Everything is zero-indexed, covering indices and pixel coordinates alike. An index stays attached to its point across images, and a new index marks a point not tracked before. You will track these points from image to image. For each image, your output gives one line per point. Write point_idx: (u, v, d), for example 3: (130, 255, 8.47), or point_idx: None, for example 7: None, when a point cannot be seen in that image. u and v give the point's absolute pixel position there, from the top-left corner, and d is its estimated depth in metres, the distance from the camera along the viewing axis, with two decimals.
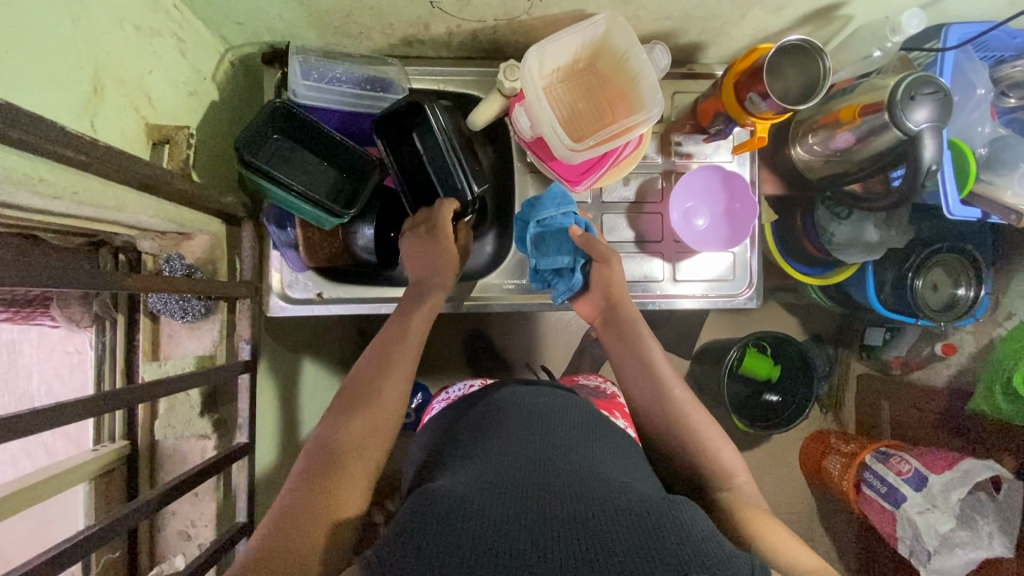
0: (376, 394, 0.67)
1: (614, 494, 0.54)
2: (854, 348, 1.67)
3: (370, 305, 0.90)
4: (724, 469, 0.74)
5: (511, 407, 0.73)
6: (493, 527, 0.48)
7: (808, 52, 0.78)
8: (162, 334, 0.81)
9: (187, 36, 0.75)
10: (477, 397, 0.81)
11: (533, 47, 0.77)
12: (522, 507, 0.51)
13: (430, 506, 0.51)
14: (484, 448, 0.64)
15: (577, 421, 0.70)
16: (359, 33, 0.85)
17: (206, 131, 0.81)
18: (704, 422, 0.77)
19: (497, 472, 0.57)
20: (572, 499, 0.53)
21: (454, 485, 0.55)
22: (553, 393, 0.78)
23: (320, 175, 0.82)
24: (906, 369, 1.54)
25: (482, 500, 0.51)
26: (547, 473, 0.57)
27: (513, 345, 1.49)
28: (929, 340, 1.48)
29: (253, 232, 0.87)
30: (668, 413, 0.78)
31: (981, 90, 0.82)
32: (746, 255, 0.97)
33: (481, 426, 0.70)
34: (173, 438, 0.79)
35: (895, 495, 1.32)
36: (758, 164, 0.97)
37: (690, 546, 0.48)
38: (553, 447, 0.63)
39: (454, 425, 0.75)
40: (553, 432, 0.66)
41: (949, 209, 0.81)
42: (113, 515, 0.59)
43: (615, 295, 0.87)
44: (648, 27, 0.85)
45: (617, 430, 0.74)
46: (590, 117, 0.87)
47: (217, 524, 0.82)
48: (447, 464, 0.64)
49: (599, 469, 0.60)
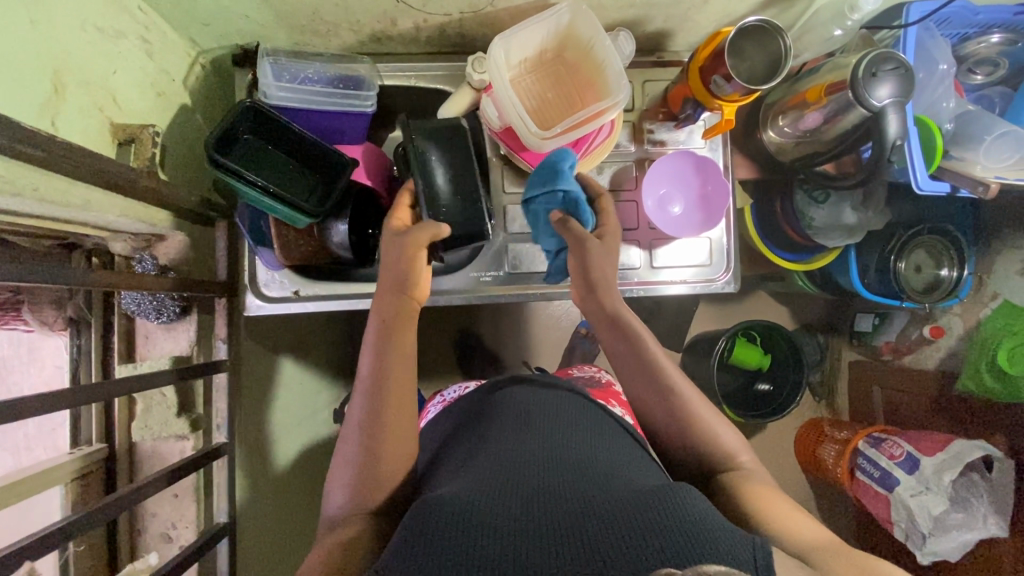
0: (377, 435, 0.65)
1: (614, 496, 0.54)
2: (844, 335, 1.67)
3: (346, 301, 0.90)
4: (725, 450, 0.70)
5: (511, 408, 0.73)
6: (496, 538, 0.49)
7: (769, 32, 0.78)
8: (138, 335, 0.81)
9: (154, 38, 0.76)
10: (479, 399, 0.80)
11: (497, 38, 0.78)
12: (521, 515, 0.52)
13: (432, 518, 0.52)
14: (486, 452, 0.65)
15: (578, 419, 0.71)
16: (327, 31, 0.86)
17: (177, 132, 0.81)
18: (700, 403, 0.73)
19: (497, 480, 0.58)
20: (574, 503, 0.53)
21: (453, 493, 0.56)
22: (554, 388, 0.79)
23: (291, 176, 0.82)
24: (897, 355, 1.54)
25: (483, 508, 0.52)
26: (547, 477, 0.58)
27: (502, 344, 1.49)
28: (918, 323, 1.48)
29: (227, 232, 0.87)
30: (671, 403, 0.72)
31: (945, 65, 0.82)
32: (723, 240, 0.97)
33: (483, 430, 0.71)
34: (152, 439, 0.80)
35: (888, 478, 1.32)
36: (731, 149, 0.98)
37: (694, 540, 0.48)
38: (554, 449, 0.63)
39: (460, 429, 0.75)
40: (558, 433, 0.67)
41: (919, 184, 0.81)
42: (82, 512, 0.59)
43: (595, 275, 0.76)
44: (613, 15, 0.86)
45: (617, 424, 0.75)
46: (559, 106, 0.87)
47: (198, 525, 0.82)
48: (451, 471, 0.65)
49: (600, 470, 0.60)
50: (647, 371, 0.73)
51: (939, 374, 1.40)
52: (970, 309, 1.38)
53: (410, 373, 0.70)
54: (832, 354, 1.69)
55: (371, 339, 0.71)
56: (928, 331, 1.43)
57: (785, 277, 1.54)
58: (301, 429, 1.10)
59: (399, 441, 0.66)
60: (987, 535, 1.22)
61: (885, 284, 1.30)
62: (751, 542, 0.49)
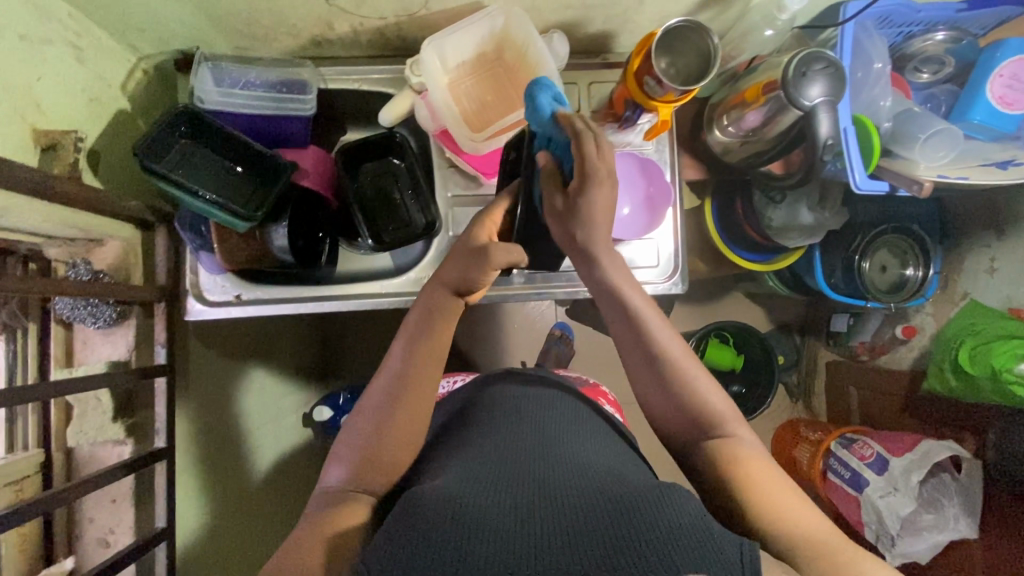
0: (389, 417, 0.66)
1: (600, 492, 0.55)
2: (821, 336, 1.63)
3: (287, 304, 0.90)
4: (716, 418, 0.68)
5: (502, 409, 0.75)
6: (480, 527, 0.50)
7: (699, 30, 0.77)
8: (75, 341, 0.81)
9: (87, 45, 0.76)
10: (474, 398, 0.83)
11: (427, 41, 0.79)
12: (509, 510, 0.52)
13: (417, 507, 0.52)
14: (475, 451, 0.66)
15: (568, 421, 0.73)
16: (266, 35, 0.86)
17: (115, 138, 0.82)
18: (692, 384, 0.69)
19: (486, 477, 0.59)
20: (561, 497, 0.54)
21: (441, 487, 0.57)
22: (544, 390, 0.80)
23: (226, 181, 0.83)
24: (873, 354, 1.48)
25: (467, 501, 0.53)
26: (535, 474, 0.59)
27: (471, 347, 1.49)
28: (891, 324, 1.43)
29: (166, 238, 0.87)
30: (660, 371, 0.69)
31: (880, 64, 0.83)
32: (670, 243, 0.96)
33: (474, 429, 0.72)
34: (89, 443, 0.80)
35: (858, 479, 1.30)
36: (678, 150, 0.98)
37: (678, 534, 0.48)
38: (544, 448, 0.64)
39: (455, 428, 0.77)
40: (548, 434, 0.68)
41: (857, 184, 0.80)
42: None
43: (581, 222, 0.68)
44: (551, 17, 0.86)
45: (607, 428, 0.76)
46: (499, 108, 0.87)
47: (136, 529, 0.82)
48: (440, 465, 0.66)
49: (587, 467, 0.61)
50: (638, 344, 0.70)
51: (908, 374, 1.37)
52: (941, 307, 1.33)
53: (437, 364, 0.70)
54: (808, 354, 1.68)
55: (409, 327, 0.72)
56: (900, 331, 1.39)
57: (755, 277, 1.54)
58: (256, 433, 1.09)
59: (412, 425, 0.67)
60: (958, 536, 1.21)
61: (851, 285, 1.28)
62: (738, 541, 0.49)
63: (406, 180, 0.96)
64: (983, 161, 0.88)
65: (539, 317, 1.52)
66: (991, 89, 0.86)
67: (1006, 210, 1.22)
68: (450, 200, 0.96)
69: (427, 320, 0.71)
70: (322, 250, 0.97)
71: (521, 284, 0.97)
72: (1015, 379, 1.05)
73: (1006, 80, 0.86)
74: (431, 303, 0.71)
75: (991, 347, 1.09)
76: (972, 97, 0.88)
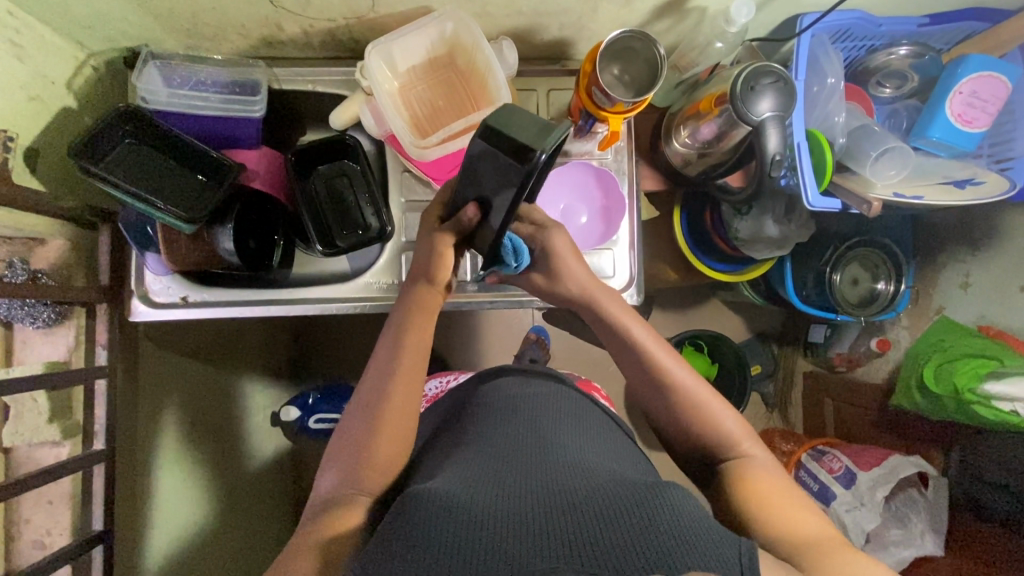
0: (377, 419, 0.68)
1: (601, 487, 0.57)
2: (799, 345, 1.56)
3: (230, 307, 0.90)
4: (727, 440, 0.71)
5: (504, 401, 0.77)
6: (484, 527, 0.51)
7: (639, 36, 0.77)
8: (14, 341, 0.79)
9: (28, 42, 0.75)
10: (470, 391, 0.86)
11: (374, 44, 0.78)
12: (511, 507, 0.54)
13: (419, 506, 0.54)
14: (474, 449, 0.68)
15: (562, 414, 0.75)
16: (216, 34, 0.86)
17: (56, 135, 0.80)
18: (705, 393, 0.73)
19: (486, 475, 0.61)
20: (561, 491, 0.57)
21: (441, 485, 0.58)
22: (536, 380, 0.83)
23: (168, 178, 0.83)
24: (849, 366, 1.44)
25: (468, 499, 0.55)
26: (534, 472, 0.61)
27: (441, 349, 1.48)
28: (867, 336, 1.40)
29: (110, 233, 0.86)
30: (670, 398, 0.73)
31: (833, 79, 0.83)
32: (625, 253, 0.95)
33: (474, 423, 0.75)
34: (26, 444, 0.79)
35: (825, 493, 1.26)
36: (635, 159, 0.97)
37: (676, 531, 0.51)
38: (542, 444, 0.67)
39: (449, 427, 0.79)
40: (543, 430, 0.70)
41: (808, 200, 0.79)
42: None
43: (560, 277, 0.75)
44: (503, 23, 0.86)
45: (597, 418, 0.79)
46: (450, 114, 0.85)
47: (73, 531, 0.81)
48: (441, 464, 0.67)
49: (585, 465, 0.63)
50: (640, 370, 0.75)
51: (883, 389, 1.34)
52: (916, 321, 1.31)
53: (422, 359, 0.73)
54: (785, 364, 1.59)
55: (392, 327, 0.74)
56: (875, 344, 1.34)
57: (730, 286, 1.51)
58: (209, 434, 1.07)
59: (385, 429, 0.68)
60: (923, 552, 1.16)
61: (823, 298, 1.25)
62: (737, 542, 0.53)
63: (361, 183, 0.94)
64: (942, 180, 0.87)
65: (512, 323, 1.50)
66: (951, 107, 0.84)
67: (982, 227, 1.19)
68: (405, 206, 0.96)
69: (408, 318, 0.74)
70: (276, 251, 0.96)
71: (476, 290, 0.97)
72: (977, 399, 1.02)
73: (965, 97, 0.84)
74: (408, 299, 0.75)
75: (954, 366, 1.07)
76: (932, 115, 0.85)
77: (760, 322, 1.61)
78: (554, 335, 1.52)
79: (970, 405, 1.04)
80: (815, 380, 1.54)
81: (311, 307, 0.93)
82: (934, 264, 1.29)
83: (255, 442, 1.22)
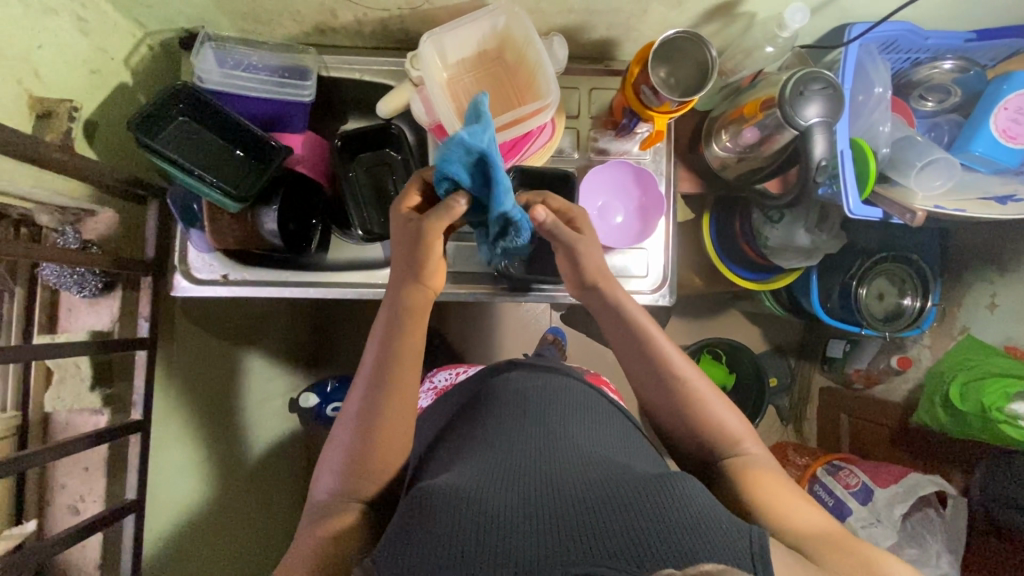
0: (383, 414, 0.67)
1: (609, 481, 0.57)
2: (817, 359, 1.56)
3: (272, 288, 0.93)
4: (728, 435, 0.71)
5: (512, 395, 0.77)
6: (488, 524, 0.51)
7: (693, 38, 0.78)
8: (61, 307, 0.83)
9: (91, 17, 0.77)
10: (480, 385, 0.86)
11: (428, 33, 0.80)
12: (518, 502, 0.54)
13: (429, 505, 0.54)
14: (482, 444, 0.68)
15: (570, 407, 0.74)
16: (271, 20, 0.88)
17: (111, 110, 0.83)
18: (706, 389, 0.73)
19: (493, 470, 0.60)
20: (567, 486, 0.56)
21: (450, 481, 0.58)
22: (545, 373, 0.82)
23: (223, 157, 0.86)
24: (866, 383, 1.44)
25: (475, 494, 0.55)
26: (540, 467, 0.60)
27: (465, 343, 1.48)
28: (887, 353, 1.38)
29: (158, 209, 0.88)
30: (673, 393, 0.73)
31: (881, 88, 0.83)
32: (659, 254, 0.96)
33: (482, 418, 0.75)
34: (67, 410, 0.81)
35: (841, 508, 1.24)
36: (674, 161, 0.98)
37: (685, 524, 0.51)
38: (549, 437, 0.66)
39: (462, 418, 0.79)
40: (551, 424, 0.69)
41: (850, 209, 0.79)
42: None
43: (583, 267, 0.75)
44: (552, 20, 0.87)
45: (606, 412, 0.77)
46: (496, 106, 0.86)
47: (107, 499, 0.83)
48: (452, 461, 0.67)
49: (592, 458, 0.63)
50: (644, 363, 0.74)
51: (903, 406, 1.33)
52: (940, 339, 1.30)
53: (417, 357, 0.71)
54: (801, 377, 1.59)
55: (381, 327, 0.71)
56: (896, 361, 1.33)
57: (751, 296, 1.51)
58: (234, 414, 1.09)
59: (400, 423, 0.68)
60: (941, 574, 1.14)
61: (847, 311, 1.24)
62: (747, 531, 0.52)
63: (401, 173, 0.95)
64: (983, 196, 0.87)
65: (534, 322, 1.52)
66: (996, 122, 0.85)
67: (1012, 247, 1.18)
68: None
69: (400, 322, 0.70)
70: (313, 235, 0.96)
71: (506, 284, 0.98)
72: (1003, 418, 1.01)
73: (1010, 113, 0.84)
74: (402, 302, 0.70)
75: (981, 384, 1.06)
76: (974, 129, 0.86)
77: (779, 334, 1.61)
78: (574, 337, 1.52)
79: (995, 424, 1.03)
80: (830, 396, 1.53)
81: (349, 292, 0.95)
82: (961, 284, 1.28)
83: (275, 425, 1.23)
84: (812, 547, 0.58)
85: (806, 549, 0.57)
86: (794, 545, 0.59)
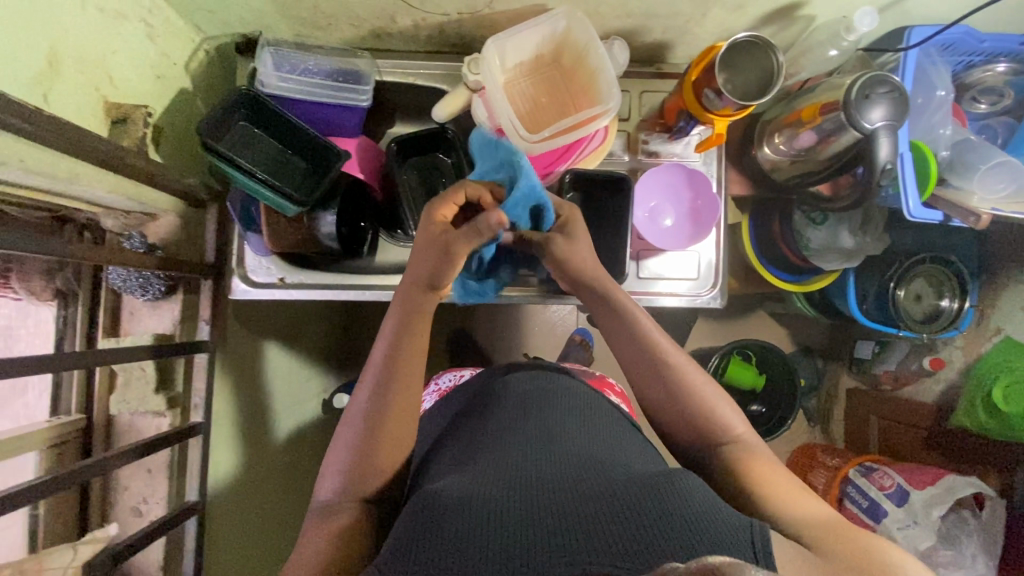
0: (384, 414, 0.66)
1: (609, 482, 0.55)
2: (845, 361, 1.56)
3: (328, 290, 0.93)
4: (724, 426, 0.69)
5: (512, 396, 0.75)
6: (486, 527, 0.50)
7: (760, 45, 0.80)
8: (123, 311, 0.83)
9: (157, 23, 0.77)
10: (479, 385, 0.83)
11: (492, 38, 0.80)
12: (517, 504, 0.53)
13: (429, 509, 0.53)
14: (482, 446, 0.66)
15: (572, 408, 0.72)
16: (329, 25, 0.88)
17: (175, 115, 0.84)
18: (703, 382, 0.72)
19: (491, 471, 0.59)
20: (566, 487, 0.55)
21: (449, 486, 0.57)
22: (544, 373, 0.80)
23: (281, 162, 0.86)
24: (896, 385, 1.43)
25: (473, 497, 0.53)
26: (538, 467, 0.59)
27: (494, 345, 1.49)
28: (917, 355, 1.36)
29: (217, 213, 0.92)
30: (669, 386, 0.72)
31: (943, 91, 0.85)
32: (710, 256, 0.96)
33: (482, 419, 0.73)
34: (130, 412, 0.82)
35: (875, 509, 1.22)
36: (724, 164, 0.98)
37: (686, 523, 0.49)
38: (549, 438, 0.65)
39: (462, 419, 0.77)
40: (551, 425, 0.67)
41: (910, 211, 0.80)
42: (60, 474, 0.63)
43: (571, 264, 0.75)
44: (609, 24, 0.88)
45: (606, 413, 0.76)
46: (552, 110, 0.87)
47: (169, 500, 0.84)
48: (453, 463, 0.66)
49: (594, 459, 0.61)
50: (642, 359, 0.73)
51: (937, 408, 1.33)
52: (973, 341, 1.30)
53: (422, 359, 0.70)
54: (829, 379, 1.59)
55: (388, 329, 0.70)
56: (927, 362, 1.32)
57: (782, 297, 1.51)
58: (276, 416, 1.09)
59: (400, 425, 0.66)
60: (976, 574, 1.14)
61: (883, 313, 1.24)
62: (748, 523, 0.50)
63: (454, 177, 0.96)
64: None
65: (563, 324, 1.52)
66: None
67: None
68: None
69: (405, 326, 0.69)
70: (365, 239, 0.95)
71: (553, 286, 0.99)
72: None
73: None
74: (410, 307, 0.70)
75: None
76: None
77: (808, 335, 1.61)
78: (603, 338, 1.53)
79: None
80: (857, 398, 1.52)
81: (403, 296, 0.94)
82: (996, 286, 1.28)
83: None
84: (814, 535, 0.55)
85: (808, 536, 0.55)
86: (795, 535, 0.56)
